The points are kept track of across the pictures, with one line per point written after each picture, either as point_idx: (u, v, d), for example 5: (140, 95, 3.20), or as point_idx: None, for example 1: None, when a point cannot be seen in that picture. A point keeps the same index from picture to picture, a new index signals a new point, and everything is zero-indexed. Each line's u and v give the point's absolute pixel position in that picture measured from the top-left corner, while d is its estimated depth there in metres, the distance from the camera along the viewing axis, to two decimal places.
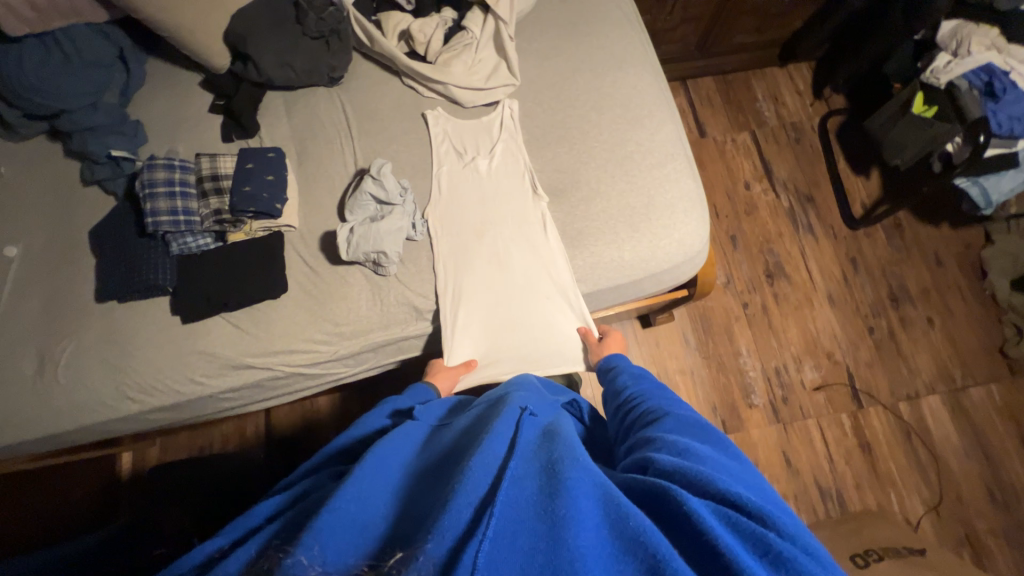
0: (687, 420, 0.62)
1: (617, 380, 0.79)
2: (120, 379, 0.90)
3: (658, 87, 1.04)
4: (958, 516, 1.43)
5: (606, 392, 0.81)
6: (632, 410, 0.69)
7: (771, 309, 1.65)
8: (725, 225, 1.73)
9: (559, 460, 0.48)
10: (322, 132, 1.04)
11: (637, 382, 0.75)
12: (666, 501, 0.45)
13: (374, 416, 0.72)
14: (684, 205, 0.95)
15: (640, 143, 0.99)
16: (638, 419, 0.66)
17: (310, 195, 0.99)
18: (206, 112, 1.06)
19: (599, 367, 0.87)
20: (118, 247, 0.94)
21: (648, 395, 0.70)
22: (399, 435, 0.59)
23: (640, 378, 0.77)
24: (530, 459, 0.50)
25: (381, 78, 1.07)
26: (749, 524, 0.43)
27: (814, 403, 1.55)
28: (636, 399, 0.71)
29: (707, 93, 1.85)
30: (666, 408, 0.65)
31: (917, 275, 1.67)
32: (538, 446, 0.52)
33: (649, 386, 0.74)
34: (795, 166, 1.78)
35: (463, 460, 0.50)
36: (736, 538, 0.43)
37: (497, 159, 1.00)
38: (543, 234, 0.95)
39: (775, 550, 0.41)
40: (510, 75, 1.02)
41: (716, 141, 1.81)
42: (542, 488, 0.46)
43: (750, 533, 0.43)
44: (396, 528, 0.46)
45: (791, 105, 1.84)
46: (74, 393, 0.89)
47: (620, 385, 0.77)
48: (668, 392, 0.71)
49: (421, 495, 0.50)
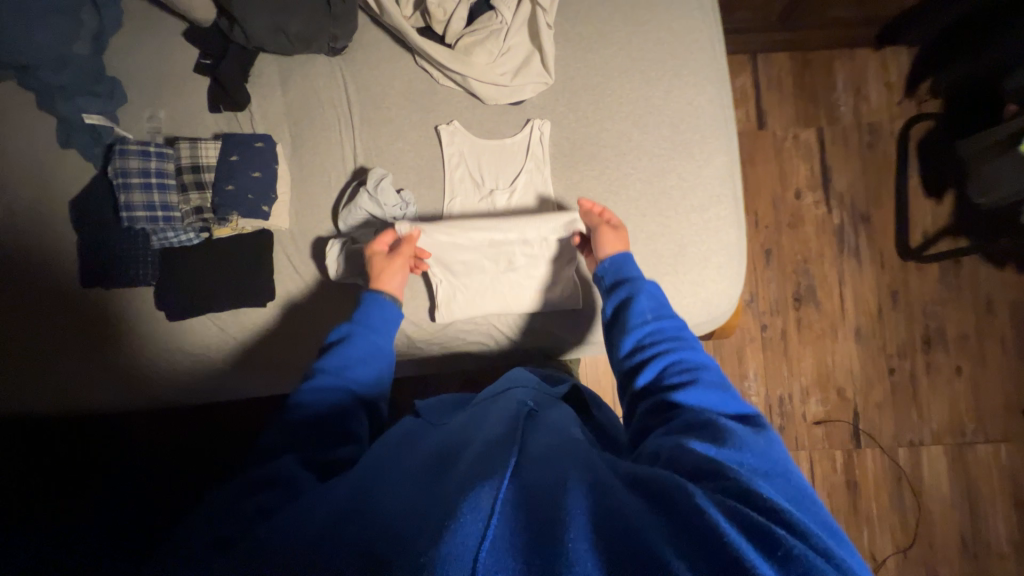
0: (705, 381, 0.61)
1: (633, 305, 0.71)
2: (104, 370, 0.88)
3: (719, 106, 0.86)
4: (924, 560, 1.46)
5: (613, 304, 0.74)
6: (651, 347, 0.66)
7: (790, 334, 1.55)
8: (762, 237, 1.57)
9: (567, 461, 0.48)
10: (322, 115, 0.91)
11: (655, 313, 0.70)
12: (669, 488, 0.44)
13: (361, 335, 0.73)
14: (720, 257, 0.83)
15: (682, 177, 0.84)
16: (652, 366, 0.65)
17: (304, 193, 0.90)
18: (191, 72, 0.93)
19: (600, 270, 0.77)
20: (98, 231, 0.87)
21: (666, 336, 0.67)
22: (384, 439, 0.60)
23: (659, 306, 0.71)
24: (535, 459, 0.49)
25: (392, 54, 0.90)
26: (758, 521, 0.40)
27: (811, 436, 1.52)
28: (653, 337, 0.67)
29: (777, 74, 1.58)
30: (686, 359, 0.64)
31: (960, 318, 1.53)
32: (545, 445, 0.52)
33: (668, 320, 0.69)
34: (858, 177, 1.56)
35: (452, 464, 0.51)
36: (744, 530, 0.40)
37: (518, 194, 0.87)
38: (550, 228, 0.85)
39: (787, 550, 0.38)
40: (543, 72, 0.85)
41: (775, 136, 1.58)
42: (542, 488, 0.45)
43: (759, 529, 0.40)
44: (359, 511, 0.45)
45: (874, 100, 1.57)
46: (61, 380, 0.87)
47: (632, 307, 0.71)
48: (688, 334, 0.68)
49: (387, 486, 0.49)
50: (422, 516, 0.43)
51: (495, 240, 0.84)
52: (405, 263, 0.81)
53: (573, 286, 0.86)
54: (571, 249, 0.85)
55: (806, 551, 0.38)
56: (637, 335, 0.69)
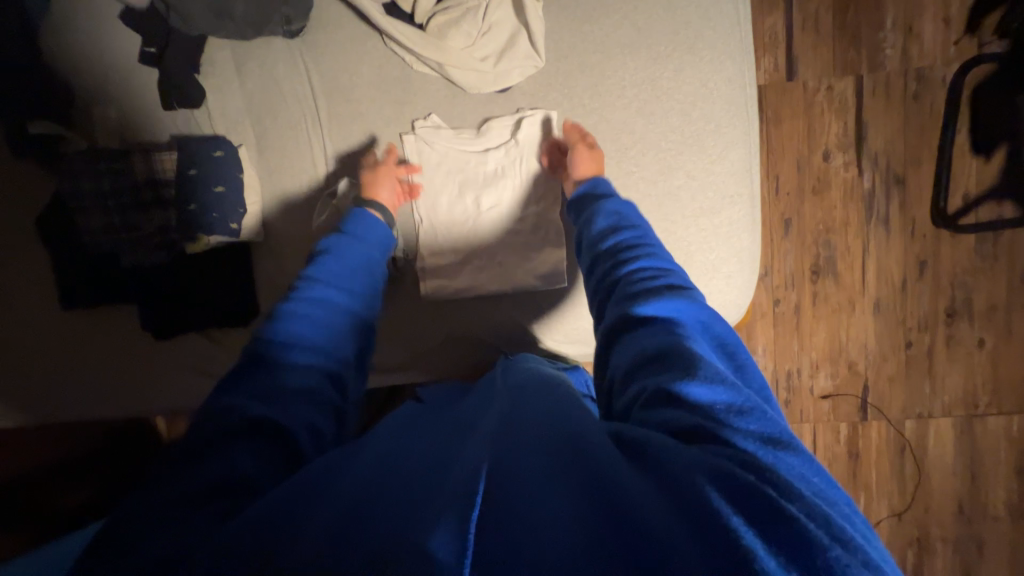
0: (665, 288, 0.53)
1: (594, 224, 0.65)
2: (93, 389, 0.87)
3: (738, 87, 0.74)
4: (918, 522, 1.51)
5: (580, 225, 0.68)
6: (613, 264, 0.60)
7: (805, 309, 1.48)
8: (783, 205, 1.44)
9: (561, 421, 0.44)
10: (286, 111, 0.81)
11: (614, 227, 0.63)
12: (655, 450, 0.38)
13: (344, 240, 0.69)
14: (729, 265, 0.76)
15: (692, 175, 0.75)
16: (610, 281, 0.59)
17: (276, 201, 0.83)
18: (136, 63, 0.82)
19: (573, 197, 0.71)
20: (68, 251, 0.83)
21: (626, 247, 0.60)
22: (387, 420, 0.56)
23: (621, 221, 0.64)
24: (530, 422, 0.45)
25: (357, 35, 0.78)
26: (750, 486, 0.34)
27: (816, 409, 1.50)
28: (615, 250, 0.61)
29: (815, 11, 1.35)
30: (647, 267, 0.56)
31: (990, 288, 1.44)
32: (543, 406, 0.47)
33: (631, 233, 0.62)
34: (897, 134, 1.39)
35: (446, 442, 0.47)
36: (735, 498, 0.34)
37: (508, 154, 0.77)
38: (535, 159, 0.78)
39: (775, 519, 0.32)
40: (532, 52, 0.73)
41: (806, 87, 1.39)
42: (534, 455, 0.40)
43: (750, 495, 0.34)
44: (331, 486, 0.41)
45: (927, 39, 1.35)
46: (52, 399, 0.86)
47: (592, 230, 0.65)
48: (654, 243, 0.61)
49: (385, 454, 0.46)
50: (413, 493, 0.39)
51: (473, 166, 0.78)
52: (396, 177, 0.77)
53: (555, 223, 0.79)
54: (552, 176, 0.78)
55: (801, 516, 0.32)
56: (596, 253, 0.63)
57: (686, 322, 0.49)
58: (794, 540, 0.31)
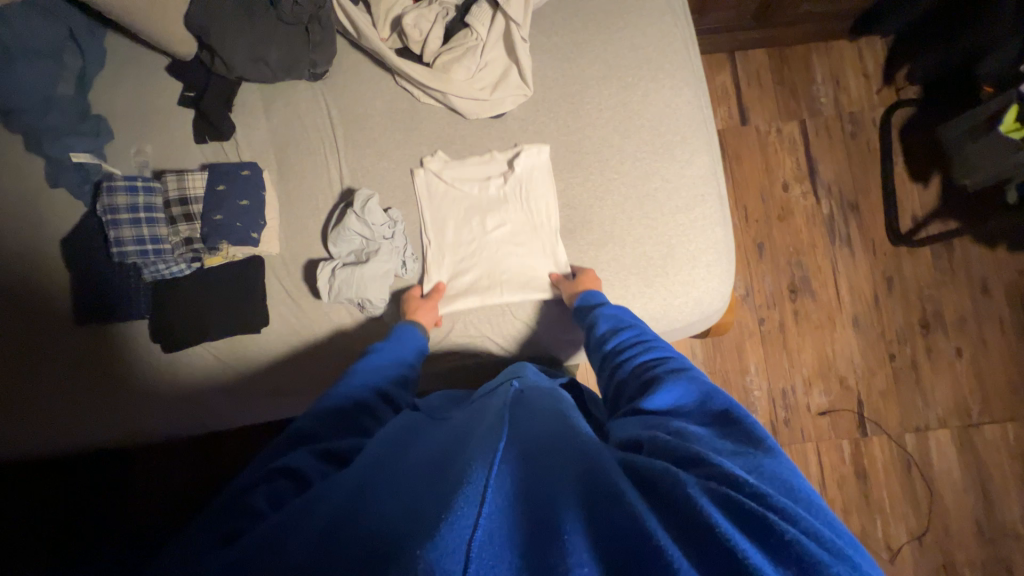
0: (668, 375, 0.59)
1: (596, 328, 0.74)
2: (99, 408, 0.86)
3: (696, 106, 0.88)
4: (940, 546, 1.44)
5: (585, 328, 0.76)
6: (624, 361, 0.67)
7: (789, 326, 1.54)
8: (754, 231, 1.57)
9: (554, 448, 0.46)
10: (306, 140, 0.92)
11: (615, 329, 0.71)
12: (661, 479, 0.41)
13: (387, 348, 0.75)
14: (708, 257, 0.84)
15: (666, 179, 0.85)
16: (617, 382, 0.65)
17: (293, 217, 0.91)
18: (176, 104, 0.93)
19: (575, 304, 0.80)
20: (89, 267, 0.87)
21: (628, 346, 0.68)
22: (382, 437, 0.57)
23: (619, 323, 0.73)
24: (525, 444, 0.47)
25: (373, 76, 0.92)
26: (751, 508, 0.38)
27: (817, 427, 1.50)
28: (621, 349, 0.69)
29: (757, 70, 1.60)
30: (650, 361, 0.63)
31: (956, 301, 1.54)
32: (536, 430, 0.49)
33: (631, 332, 0.70)
34: (844, 166, 1.57)
35: (441, 464, 0.48)
36: (734, 520, 0.37)
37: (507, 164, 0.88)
38: (538, 184, 0.87)
39: (776, 538, 0.36)
40: (522, 83, 0.87)
41: (758, 130, 1.59)
42: (532, 486, 0.42)
43: (748, 517, 0.37)
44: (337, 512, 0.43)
45: (853, 90, 1.59)
46: (60, 420, 0.86)
47: (596, 332, 0.74)
48: (654, 337, 0.68)
49: (383, 480, 0.47)
50: (425, 511, 0.40)
51: (476, 180, 0.89)
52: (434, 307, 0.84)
53: (555, 231, 0.86)
54: (551, 194, 0.86)
55: (802, 538, 0.36)
56: (605, 358, 0.70)
57: (692, 410, 0.54)
58: (795, 560, 0.35)
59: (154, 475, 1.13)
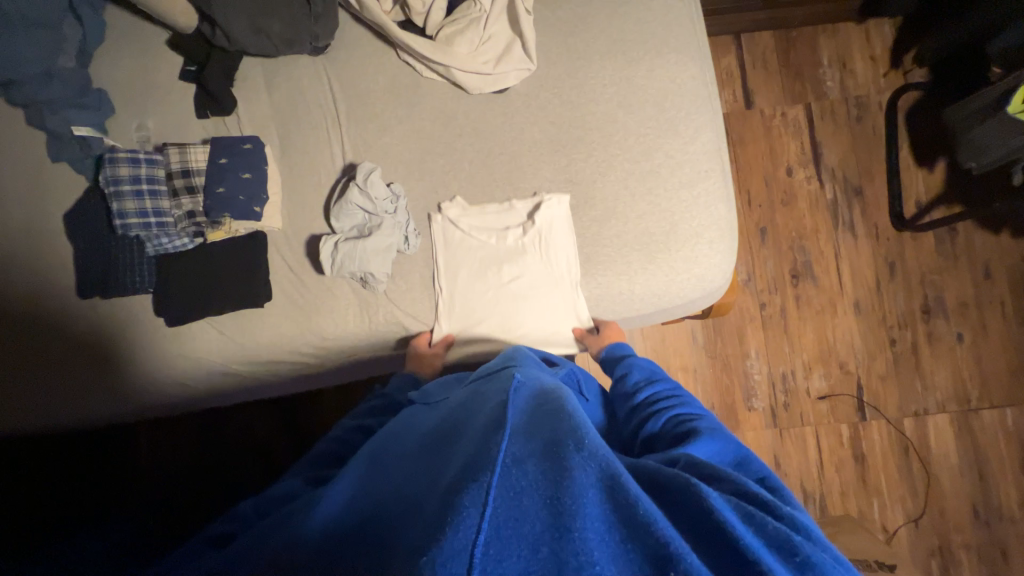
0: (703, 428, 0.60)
1: (628, 374, 0.76)
2: (105, 382, 0.87)
3: (701, 81, 0.87)
4: (936, 529, 1.46)
5: (613, 377, 0.78)
6: (656, 407, 0.68)
7: (790, 311, 1.54)
8: (757, 216, 1.56)
9: (562, 437, 0.43)
10: (308, 115, 0.92)
11: (649, 379, 0.74)
12: (679, 487, 0.42)
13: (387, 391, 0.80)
14: (711, 233, 0.84)
15: (669, 155, 0.85)
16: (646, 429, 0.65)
17: (295, 192, 0.91)
18: (178, 79, 0.93)
19: (602, 354, 0.82)
20: (93, 239, 0.87)
21: (661, 397, 0.70)
22: (389, 446, 0.57)
23: (653, 375, 0.75)
24: (528, 431, 0.46)
25: (375, 50, 0.92)
26: (773, 526, 0.39)
27: (816, 411, 1.51)
28: (653, 398, 0.70)
29: (762, 53, 1.58)
30: (683, 413, 0.65)
31: (958, 286, 1.54)
32: (538, 418, 0.48)
33: (663, 384, 0.73)
34: (849, 151, 1.56)
35: (443, 460, 0.48)
36: (758, 536, 0.39)
37: (510, 139, 0.88)
38: (559, 234, 0.85)
39: (798, 554, 0.38)
40: (525, 57, 0.86)
41: (763, 114, 1.57)
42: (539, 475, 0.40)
43: (772, 534, 0.39)
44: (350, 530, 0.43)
45: (860, 73, 1.57)
46: (68, 393, 0.86)
47: (629, 382, 0.75)
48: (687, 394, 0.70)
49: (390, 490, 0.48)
50: (432, 512, 0.39)
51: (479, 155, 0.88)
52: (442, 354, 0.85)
53: (577, 283, 0.85)
54: (573, 248, 0.85)
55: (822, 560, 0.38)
56: (634, 403, 0.71)
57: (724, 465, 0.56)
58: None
59: (159, 452, 1.15)
